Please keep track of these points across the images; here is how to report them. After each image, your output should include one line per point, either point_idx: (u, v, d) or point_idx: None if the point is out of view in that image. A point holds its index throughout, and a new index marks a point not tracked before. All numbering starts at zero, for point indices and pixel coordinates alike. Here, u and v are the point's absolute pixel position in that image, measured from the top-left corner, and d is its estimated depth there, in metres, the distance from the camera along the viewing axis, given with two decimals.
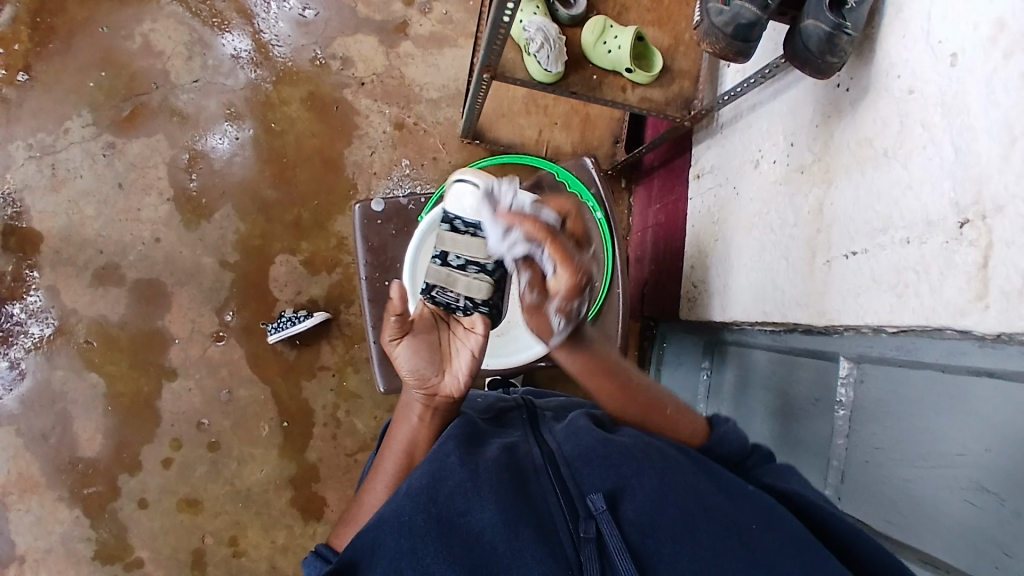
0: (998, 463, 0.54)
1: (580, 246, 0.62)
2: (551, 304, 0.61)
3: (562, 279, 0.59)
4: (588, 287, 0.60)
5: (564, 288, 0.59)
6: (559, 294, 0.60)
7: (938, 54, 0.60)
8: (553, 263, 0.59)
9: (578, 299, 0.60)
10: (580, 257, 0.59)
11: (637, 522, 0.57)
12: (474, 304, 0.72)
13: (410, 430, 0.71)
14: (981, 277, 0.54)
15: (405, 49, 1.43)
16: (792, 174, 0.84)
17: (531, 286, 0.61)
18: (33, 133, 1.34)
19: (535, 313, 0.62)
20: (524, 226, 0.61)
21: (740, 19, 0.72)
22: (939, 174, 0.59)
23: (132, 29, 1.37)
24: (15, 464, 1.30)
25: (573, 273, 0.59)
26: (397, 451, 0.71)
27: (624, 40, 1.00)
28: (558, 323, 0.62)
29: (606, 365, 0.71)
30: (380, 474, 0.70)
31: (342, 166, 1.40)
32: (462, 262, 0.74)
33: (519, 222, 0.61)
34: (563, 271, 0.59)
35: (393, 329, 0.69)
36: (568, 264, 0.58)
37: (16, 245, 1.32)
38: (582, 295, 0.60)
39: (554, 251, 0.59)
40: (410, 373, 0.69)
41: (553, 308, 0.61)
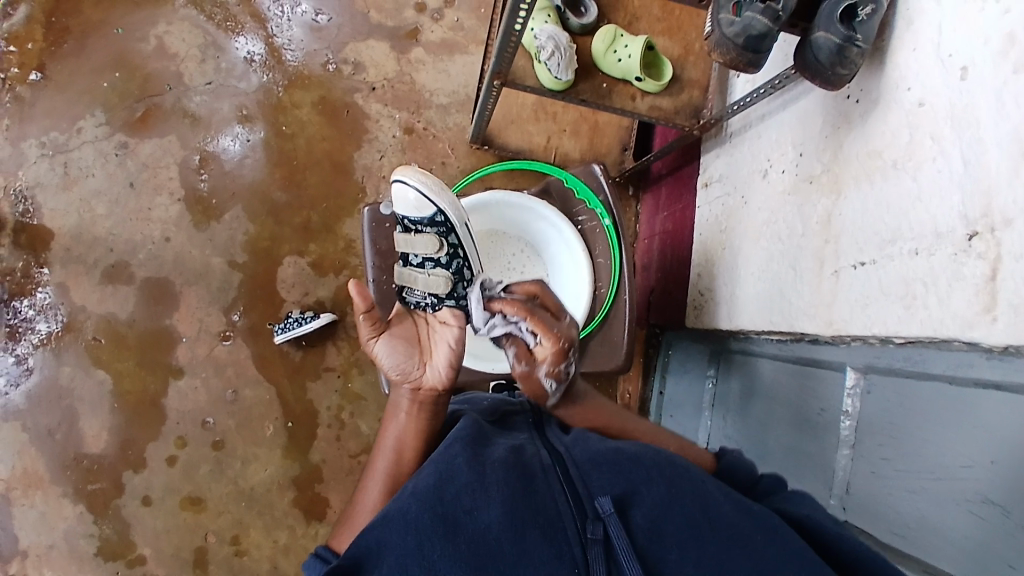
0: (1004, 475, 0.54)
1: (556, 315, 0.75)
2: (539, 369, 0.72)
3: (546, 347, 0.72)
4: (569, 351, 0.72)
5: (549, 354, 0.72)
6: (546, 360, 0.72)
7: (948, 67, 0.61)
8: (536, 335, 0.72)
9: (562, 362, 0.72)
10: (557, 326, 0.73)
11: (645, 527, 0.57)
12: (439, 299, 0.82)
13: (399, 428, 0.72)
14: (989, 290, 0.55)
15: (416, 55, 1.44)
16: (801, 183, 0.84)
17: (521, 358, 0.74)
18: (46, 132, 1.36)
19: (527, 379, 0.73)
20: (506, 308, 0.74)
21: (751, 30, 0.72)
22: (948, 186, 0.60)
23: (147, 31, 1.39)
24: (20, 459, 1.31)
25: (554, 340, 0.72)
26: (387, 449, 0.71)
27: (634, 50, 1.01)
28: (550, 386, 0.72)
29: (604, 415, 0.77)
30: (374, 472, 0.70)
31: (351, 169, 1.41)
32: (419, 261, 0.85)
33: (500, 304, 0.74)
34: (546, 340, 0.72)
35: (369, 332, 0.76)
36: (549, 334, 0.72)
37: (27, 243, 1.34)
38: (566, 358, 0.72)
39: (534, 325, 0.72)
40: (392, 368, 0.74)
41: (543, 373, 0.72)
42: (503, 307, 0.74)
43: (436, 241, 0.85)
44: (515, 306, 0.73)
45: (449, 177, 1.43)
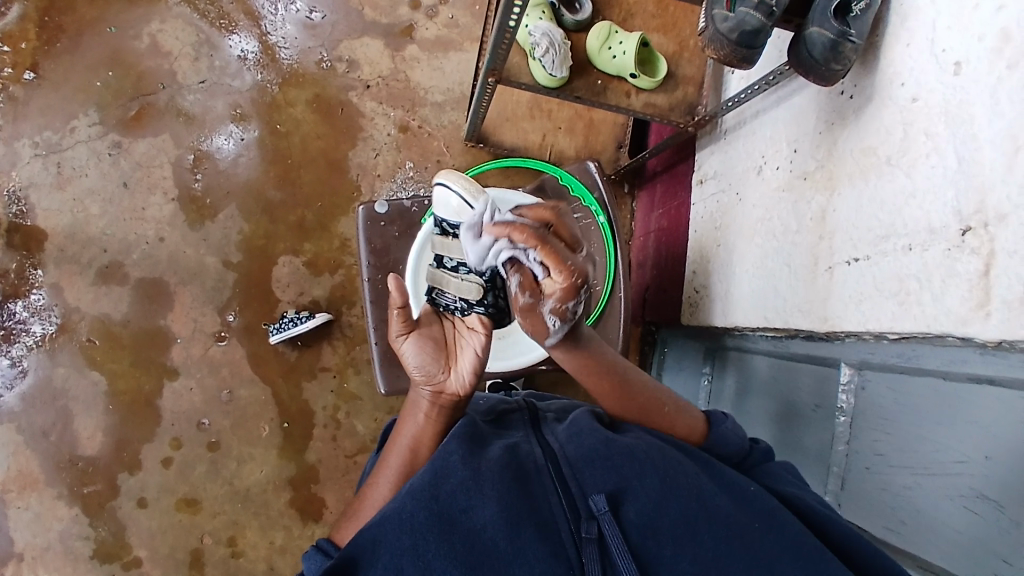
0: (998, 471, 0.54)
1: (571, 245, 0.63)
2: (545, 304, 0.63)
3: (556, 283, 0.61)
4: (582, 288, 0.62)
5: (558, 289, 0.61)
6: (553, 296, 0.62)
7: (942, 63, 0.60)
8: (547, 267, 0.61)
9: (572, 300, 0.62)
10: (573, 260, 0.61)
11: (639, 523, 0.57)
12: (469, 305, 0.72)
13: (416, 428, 0.72)
14: (983, 286, 0.55)
15: (411, 53, 1.43)
16: (796, 180, 0.84)
17: (524, 289, 0.64)
18: (39, 132, 1.35)
19: (529, 313, 0.65)
20: (515, 234, 0.62)
21: (745, 26, 0.72)
22: (942, 182, 0.59)
23: (140, 29, 1.38)
24: (15, 460, 1.30)
25: (568, 276, 0.61)
26: (402, 448, 0.72)
27: (628, 46, 1.00)
28: (553, 323, 0.64)
29: (606, 365, 0.73)
30: (387, 468, 0.71)
31: (346, 168, 1.40)
32: (455, 264, 0.74)
33: (506, 230, 0.62)
34: (558, 275, 0.61)
35: (398, 328, 0.72)
36: (562, 269, 0.60)
37: (21, 243, 1.33)
38: (577, 295, 0.62)
39: (546, 256, 0.60)
40: (416, 369, 0.72)
41: (548, 308, 0.63)
42: (511, 233, 0.62)
43: None
44: (527, 235, 0.61)
45: None
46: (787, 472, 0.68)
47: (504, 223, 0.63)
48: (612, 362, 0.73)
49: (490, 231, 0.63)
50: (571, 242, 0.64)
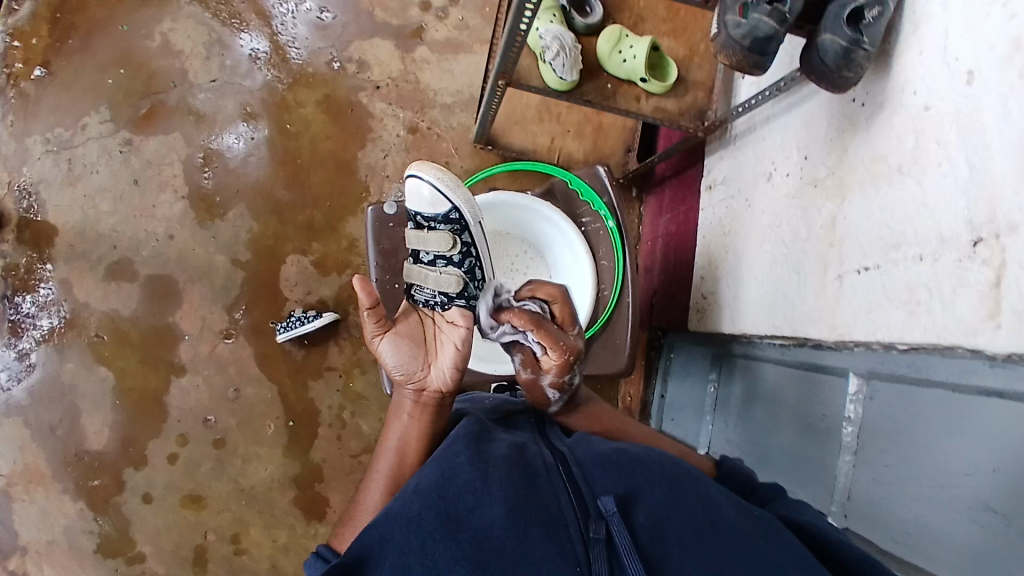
0: (1006, 483, 0.54)
1: (564, 326, 0.75)
2: (543, 379, 0.75)
3: (553, 360, 0.74)
4: (575, 363, 0.74)
5: (554, 366, 0.74)
6: (551, 372, 0.74)
7: (954, 71, 0.60)
8: (542, 346, 0.74)
9: (567, 374, 0.74)
10: (565, 339, 0.73)
11: (648, 527, 0.57)
12: (449, 297, 0.81)
13: (402, 429, 0.72)
14: (993, 296, 0.54)
15: (421, 55, 1.44)
16: (806, 187, 0.84)
17: (527, 366, 0.75)
18: (51, 129, 1.36)
19: (530, 387, 0.76)
20: (514, 320, 0.74)
21: (757, 32, 0.72)
22: (953, 192, 0.59)
23: (152, 28, 1.39)
24: (22, 455, 1.31)
25: (561, 354, 0.73)
26: (390, 450, 0.71)
27: (639, 50, 1.01)
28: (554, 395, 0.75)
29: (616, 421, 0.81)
30: (379, 472, 0.70)
31: (354, 168, 1.40)
32: (431, 257, 0.85)
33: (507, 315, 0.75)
34: (552, 353, 0.73)
35: (371, 329, 0.75)
36: (555, 349, 0.73)
37: (31, 239, 1.34)
38: (571, 369, 0.74)
39: (541, 336, 0.73)
40: (394, 367, 0.74)
41: (548, 383, 0.75)
42: (511, 318, 0.75)
43: (450, 238, 0.85)
44: (523, 319, 0.73)
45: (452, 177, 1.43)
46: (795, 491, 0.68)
47: (507, 308, 0.77)
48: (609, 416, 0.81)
49: (495, 314, 0.76)
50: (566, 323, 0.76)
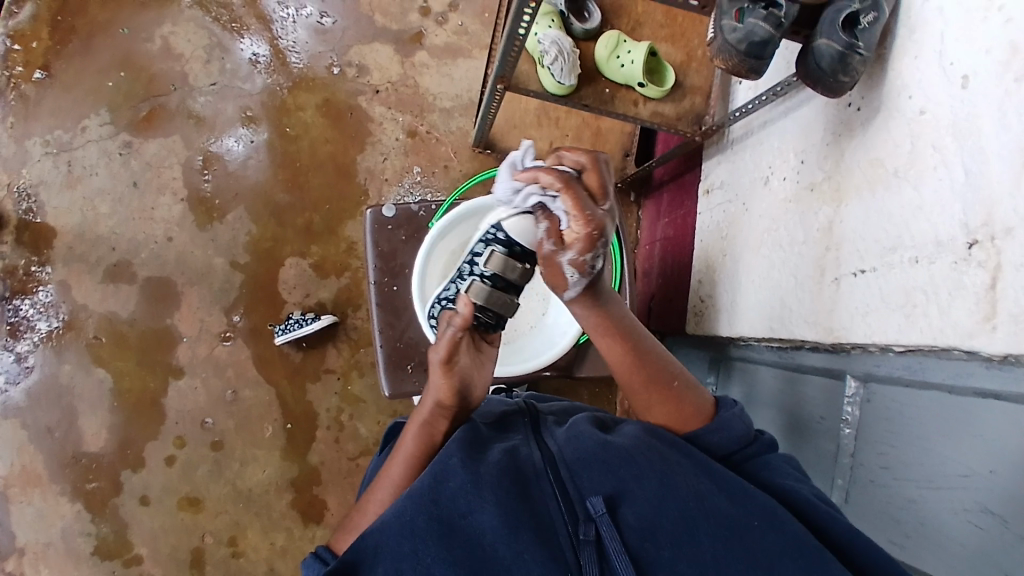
0: (1002, 485, 0.54)
1: (598, 195, 0.63)
2: (565, 253, 0.63)
3: (578, 231, 0.62)
4: (602, 239, 0.62)
5: (579, 239, 0.62)
6: (574, 247, 0.62)
7: (950, 76, 0.61)
8: (569, 213, 0.62)
9: (592, 252, 0.62)
10: (595, 208, 0.61)
11: (636, 526, 0.58)
12: None
13: (416, 432, 0.73)
14: (989, 299, 0.55)
15: (421, 59, 1.45)
16: (803, 191, 0.84)
17: (549, 235, 0.64)
18: (51, 131, 1.36)
19: (549, 263, 0.65)
20: (542, 176, 0.63)
21: (754, 37, 0.72)
22: (949, 196, 0.60)
23: (153, 31, 1.39)
24: (19, 457, 1.31)
25: (588, 225, 0.61)
26: (405, 451, 0.72)
27: (637, 56, 1.02)
28: (573, 276, 0.65)
29: (622, 327, 0.73)
30: (389, 475, 0.71)
31: (354, 172, 1.41)
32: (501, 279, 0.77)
33: (534, 175, 0.63)
34: (579, 221, 0.61)
35: (447, 349, 0.70)
36: (583, 216, 0.61)
37: (30, 240, 1.34)
38: (597, 247, 0.62)
39: (569, 200, 0.61)
40: (451, 394, 0.72)
41: (569, 261, 0.64)
42: (539, 177, 0.63)
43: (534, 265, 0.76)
44: (554, 175, 0.62)
45: (451, 181, 1.43)
46: (787, 464, 0.67)
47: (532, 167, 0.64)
48: (631, 325, 0.73)
49: (518, 175, 0.65)
50: (599, 192, 0.64)
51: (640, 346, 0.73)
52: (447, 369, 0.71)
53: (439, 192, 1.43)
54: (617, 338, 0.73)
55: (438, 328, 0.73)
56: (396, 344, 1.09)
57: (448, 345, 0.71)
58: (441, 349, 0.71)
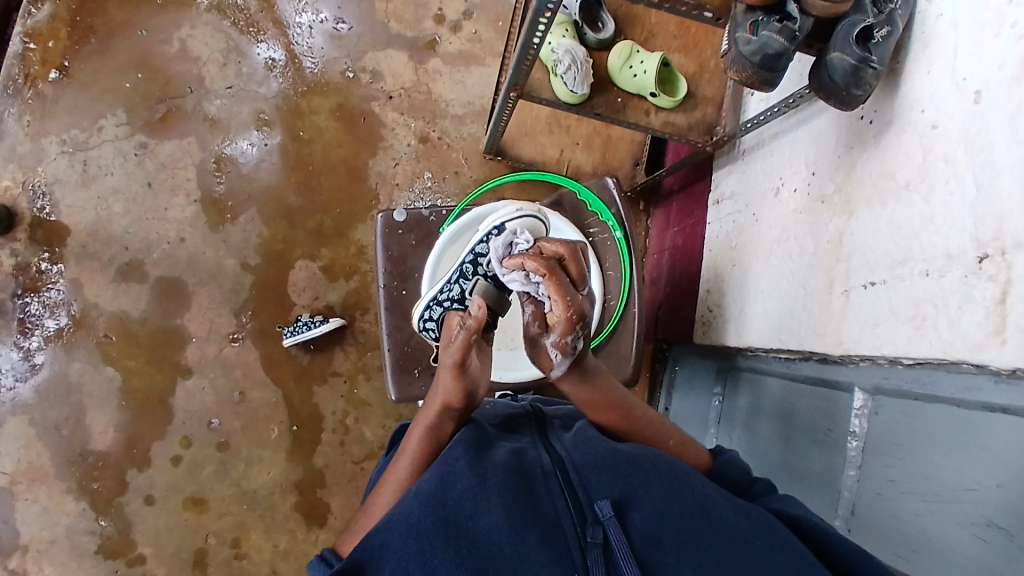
0: (1010, 500, 0.54)
1: (577, 282, 0.66)
2: (549, 339, 0.66)
3: (557, 314, 0.64)
4: (581, 322, 0.64)
5: (558, 320, 0.64)
6: (555, 329, 0.65)
7: (962, 90, 0.61)
8: (550, 296, 0.64)
9: (571, 334, 0.64)
10: (572, 293, 0.64)
11: (643, 530, 0.57)
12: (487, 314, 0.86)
13: (424, 433, 0.73)
14: (999, 313, 0.55)
15: (434, 66, 1.46)
16: (813, 203, 0.84)
17: (534, 319, 0.68)
18: (67, 130, 1.38)
19: (535, 347, 0.68)
20: (528, 263, 0.67)
21: (767, 49, 0.72)
22: (960, 209, 0.59)
23: (170, 34, 1.41)
24: (25, 453, 1.32)
25: (566, 310, 0.63)
26: (409, 456, 0.72)
27: (650, 65, 1.02)
28: (555, 356, 0.67)
29: (613, 401, 0.74)
30: (396, 475, 0.71)
31: (365, 176, 1.42)
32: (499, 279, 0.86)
33: (522, 260, 0.68)
34: (557, 305, 0.64)
35: (460, 351, 0.70)
36: (561, 301, 0.63)
37: (43, 238, 1.35)
38: (576, 330, 0.64)
39: (549, 285, 0.64)
40: (460, 397, 0.72)
41: (551, 343, 0.66)
42: (524, 262, 0.68)
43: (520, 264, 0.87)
44: (536, 263, 0.65)
45: (462, 187, 1.44)
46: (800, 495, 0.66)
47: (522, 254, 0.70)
48: (621, 401, 0.75)
49: (510, 261, 0.71)
50: (578, 277, 0.66)
51: (633, 414, 0.74)
52: (460, 371, 0.71)
53: (450, 198, 1.44)
54: (611, 409, 0.74)
55: (446, 332, 0.73)
56: (403, 348, 1.09)
57: (463, 347, 0.70)
58: (456, 349, 0.70)
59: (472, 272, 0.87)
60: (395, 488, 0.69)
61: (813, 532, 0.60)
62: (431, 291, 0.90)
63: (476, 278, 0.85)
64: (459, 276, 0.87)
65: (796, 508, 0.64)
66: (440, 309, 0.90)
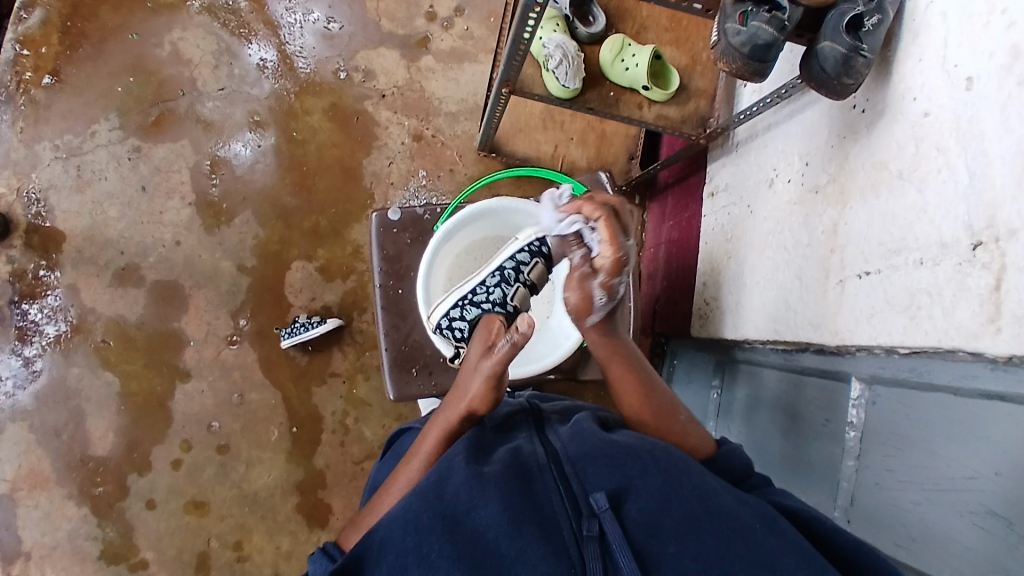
0: (1007, 488, 0.54)
1: (625, 233, 0.77)
2: (596, 278, 0.74)
3: (606, 256, 0.74)
4: (626, 266, 0.75)
5: (608, 258, 0.74)
6: (604, 270, 0.74)
7: (954, 78, 0.60)
8: (602, 242, 0.75)
9: (617, 275, 0.74)
10: (623, 240, 0.74)
11: (642, 521, 0.57)
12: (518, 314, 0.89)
13: (438, 438, 0.72)
14: (994, 301, 0.54)
15: (427, 64, 1.45)
16: (807, 194, 0.84)
17: (586, 260, 0.75)
18: (60, 135, 1.38)
19: (580, 284, 0.75)
20: (585, 209, 0.78)
21: (756, 40, 0.73)
22: (953, 198, 0.59)
23: (163, 37, 1.41)
24: (26, 459, 1.32)
25: (616, 252, 0.74)
26: (422, 458, 0.71)
27: (642, 59, 1.02)
28: (600, 298, 0.75)
29: (631, 362, 0.79)
30: (401, 477, 0.71)
31: (360, 176, 1.42)
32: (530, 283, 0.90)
33: (579, 208, 0.79)
34: (608, 247, 0.74)
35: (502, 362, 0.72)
36: (613, 243, 0.74)
37: (39, 244, 1.35)
38: (621, 273, 0.74)
39: (604, 231, 0.75)
40: (485, 402, 0.73)
41: (597, 283, 0.74)
42: (581, 208, 0.78)
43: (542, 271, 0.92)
44: (593, 209, 0.77)
45: (457, 185, 1.44)
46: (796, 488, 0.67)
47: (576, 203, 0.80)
48: (639, 364, 0.79)
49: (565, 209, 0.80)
50: (626, 229, 0.78)
51: (651, 384, 0.78)
52: (492, 383, 0.72)
53: (445, 196, 1.43)
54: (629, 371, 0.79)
55: (490, 338, 0.76)
56: (400, 347, 1.09)
57: (504, 359, 0.73)
58: (499, 358, 0.72)
59: (513, 278, 0.89)
60: (405, 488, 0.69)
61: (812, 524, 0.60)
62: (465, 290, 0.88)
63: (518, 285, 0.89)
64: (502, 280, 0.88)
65: (795, 501, 0.64)
66: (477, 309, 0.88)
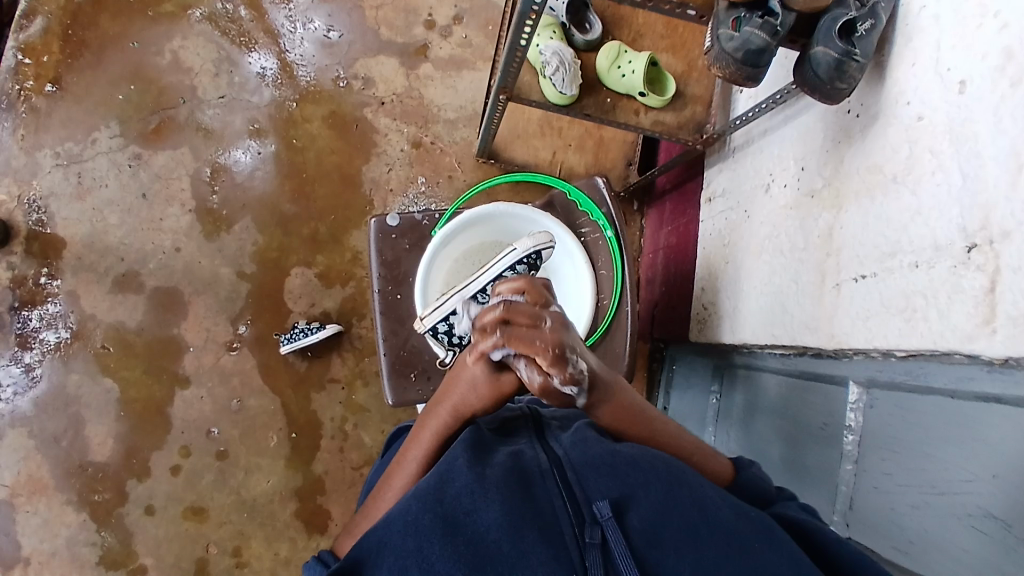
0: (1004, 491, 0.54)
1: (534, 318, 0.60)
2: (555, 381, 0.59)
3: (541, 362, 0.58)
4: (567, 351, 0.58)
5: (542, 362, 0.58)
6: (552, 373, 0.59)
7: (946, 81, 0.61)
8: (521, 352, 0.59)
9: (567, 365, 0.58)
10: (536, 332, 0.58)
11: (643, 531, 0.57)
12: None
13: (422, 453, 0.71)
14: (989, 302, 0.55)
15: (425, 71, 1.46)
16: (803, 199, 0.85)
17: (533, 372, 0.61)
18: (61, 143, 1.39)
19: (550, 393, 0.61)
20: (486, 339, 0.62)
21: (749, 45, 0.74)
22: (947, 200, 0.60)
23: (163, 45, 1.42)
24: (25, 465, 1.32)
25: (544, 352, 0.58)
26: (410, 467, 0.71)
27: (637, 65, 1.03)
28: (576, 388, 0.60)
29: (636, 413, 0.70)
30: (392, 488, 0.70)
31: (359, 183, 1.43)
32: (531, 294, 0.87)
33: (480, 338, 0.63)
34: (532, 356, 0.58)
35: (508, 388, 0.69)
36: (531, 349, 0.58)
37: (39, 250, 1.36)
38: (567, 359, 0.58)
39: (513, 344, 0.59)
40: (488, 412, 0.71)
41: (560, 384, 0.60)
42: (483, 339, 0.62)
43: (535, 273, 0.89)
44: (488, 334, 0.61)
45: (455, 191, 1.44)
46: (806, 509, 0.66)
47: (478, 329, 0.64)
48: (639, 408, 0.70)
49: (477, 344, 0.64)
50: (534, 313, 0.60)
51: (656, 430, 0.70)
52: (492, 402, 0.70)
53: (444, 203, 1.44)
54: (635, 424, 0.70)
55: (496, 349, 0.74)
56: (399, 352, 1.09)
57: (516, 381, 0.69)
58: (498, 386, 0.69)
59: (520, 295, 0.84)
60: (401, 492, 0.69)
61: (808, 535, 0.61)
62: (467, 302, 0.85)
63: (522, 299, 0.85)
64: None
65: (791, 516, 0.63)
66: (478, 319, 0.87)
